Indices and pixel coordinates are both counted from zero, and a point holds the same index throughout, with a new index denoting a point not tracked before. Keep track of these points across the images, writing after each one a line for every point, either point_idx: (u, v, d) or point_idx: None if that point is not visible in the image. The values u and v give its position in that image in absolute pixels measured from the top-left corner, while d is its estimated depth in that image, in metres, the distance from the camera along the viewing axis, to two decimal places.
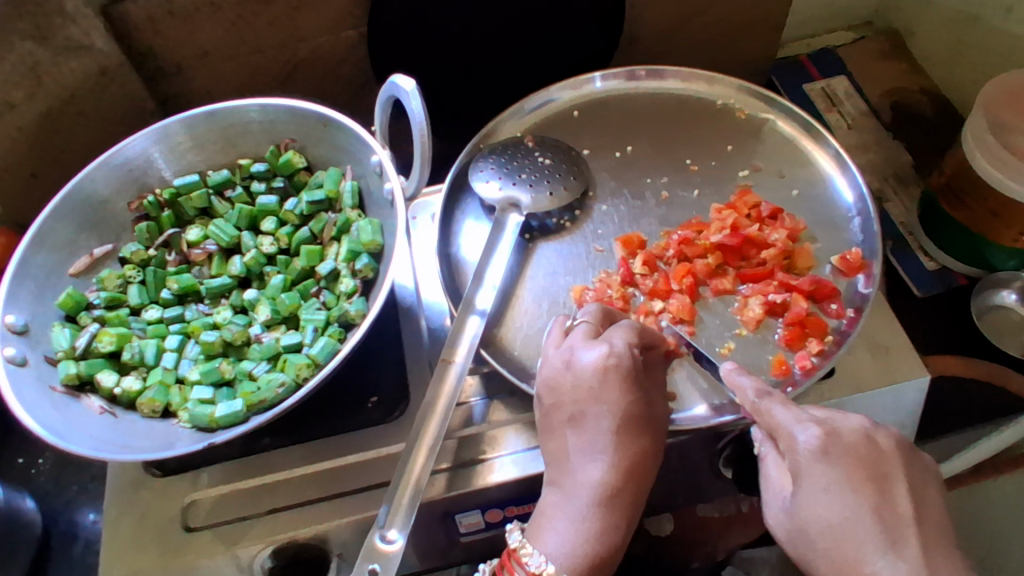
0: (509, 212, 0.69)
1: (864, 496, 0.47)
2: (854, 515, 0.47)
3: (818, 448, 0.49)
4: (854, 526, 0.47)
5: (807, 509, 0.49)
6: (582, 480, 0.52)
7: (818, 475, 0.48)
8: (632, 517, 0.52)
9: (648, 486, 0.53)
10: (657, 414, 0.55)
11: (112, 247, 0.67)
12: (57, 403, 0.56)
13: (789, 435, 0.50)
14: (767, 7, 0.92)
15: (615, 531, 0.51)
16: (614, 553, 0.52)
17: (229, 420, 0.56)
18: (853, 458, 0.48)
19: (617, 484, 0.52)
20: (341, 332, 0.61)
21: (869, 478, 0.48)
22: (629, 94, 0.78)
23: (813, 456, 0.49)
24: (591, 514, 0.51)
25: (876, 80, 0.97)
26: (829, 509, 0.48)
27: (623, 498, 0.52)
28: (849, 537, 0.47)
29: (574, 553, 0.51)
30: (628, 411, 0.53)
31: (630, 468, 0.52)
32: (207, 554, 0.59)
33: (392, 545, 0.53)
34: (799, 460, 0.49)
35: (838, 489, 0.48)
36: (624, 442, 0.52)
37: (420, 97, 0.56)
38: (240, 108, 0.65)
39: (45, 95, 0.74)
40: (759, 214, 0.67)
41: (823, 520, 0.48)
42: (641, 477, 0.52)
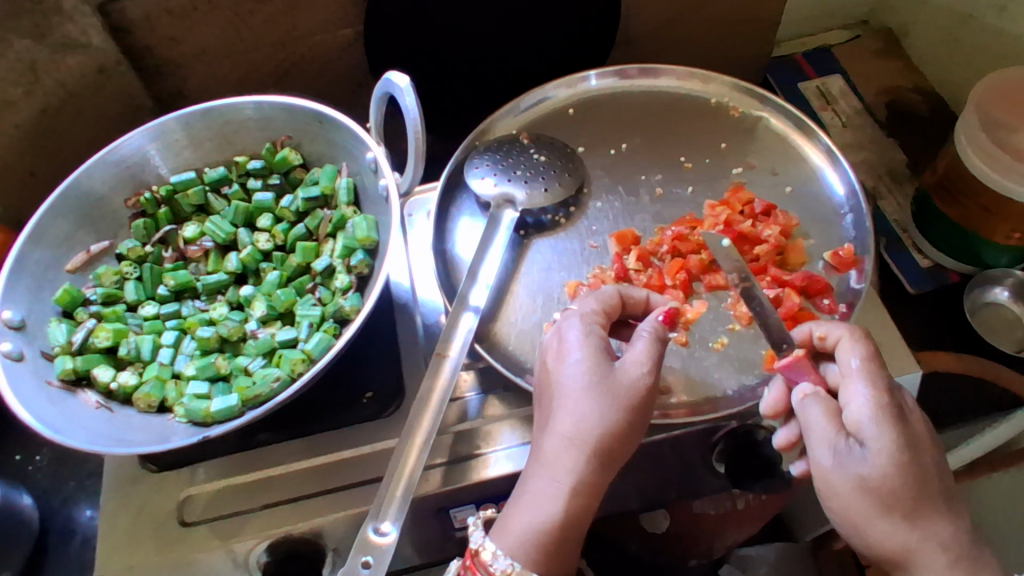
0: (504, 208, 0.69)
1: (932, 458, 0.47)
2: (926, 471, 0.46)
3: (896, 407, 0.47)
4: (924, 487, 0.46)
5: (884, 466, 0.46)
6: (549, 447, 0.53)
7: (896, 434, 0.46)
8: (589, 485, 0.52)
9: (604, 455, 0.52)
10: (626, 384, 0.53)
11: (109, 243, 0.67)
12: (54, 397, 0.56)
13: (859, 386, 0.48)
14: (762, 5, 0.93)
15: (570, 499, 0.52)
16: (568, 521, 0.51)
17: (224, 415, 0.56)
18: (924, 423, 0.48)
19: (568, 453, 0.52)
20: (337, 327, 0.61)
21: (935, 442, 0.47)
22: (624, 92, 0.78)
23: (888, 411, 0.47)
24: (549, 483, 0.52)
25: (869, 79, 0.98)
26: (905, 468, 0.46)
27: (571, 464, 0.52)
28: (920, 493, 0.46)
29: (525, 525, 0.51)
30: (582, 380, 0.53)
31: (578, 434, 0.52)
32: (203, 549, 0.59)
33: (385, 537, 0.53)
34: (873, 416, 0.47)
35: (911, 448, 0.46)
36: (576, 408, 0.53)
37: (415, 95, 0.56)
38: (235, 106, 0.66)
39: (43, 92, 0.74)
40: (752, 211, 0.67)
41: (894, 480, 0.46)
42: (598, 450, 0.52)
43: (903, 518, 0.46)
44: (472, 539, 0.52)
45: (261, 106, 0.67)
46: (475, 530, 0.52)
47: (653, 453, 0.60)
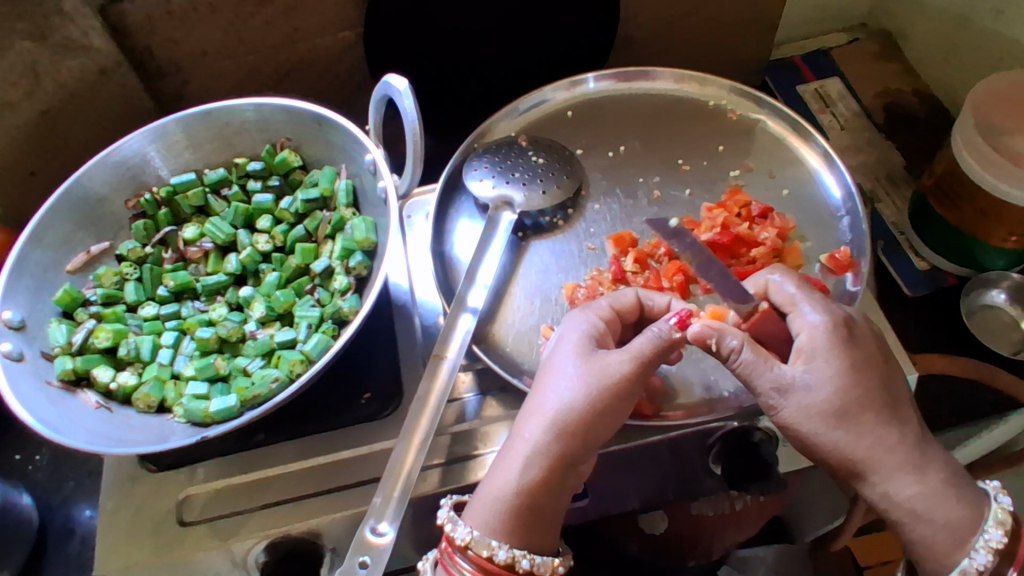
0: (502, 210, 0.70)
1: (871, 370, 0.53)
2: (873, 384, 0.52)
3: (837, 328, 0.54)
4: (866, 394, 0.52)
5: (834, 382, 0.52)
6: (518, 423, 0.57)
7: (834, 351, 0.53)
8: (546, 457, 0.54)
9: (562, 431, 0.54)
10: (603, 368, 0.55)
11: (109, 244, 0.67)
12: (54, 397, 0.56)
13: (805, 314, 0.55)
14: (760, 7, 0.93)
15: (524, 468, 0.54)
16: (521, 488, 0.54)
17: (223, 415, 0.56)
18: (864, 342, 0.54)
19: (528, 425, 0.56)
20: (335, 328, 0.61)
21: (877, 356, 0.54)
22: (622, 95, 0.78)
23: (831, 332, 0.54)
24: (508, 453, 0.56)
25: (867, 82, 0.98)
26: (845, 381, 0.52)
27: (531, 433, 0.55)
28: (869, 401, 0.52)
29: (482, 494, 0.55)
30: (556, 357, 0.57)
31: (542, 406, 0.56)
32: (202, 548, 0.59)
33: (383, 537, 0.53)
34: (817, 337, 0.54)
35: (847, 366, 0.52)
36: (546, 384, 0.57)
37: (413, 97, 0.56)
38: (235, 107, 0.66)
39: (44, 93, 0.74)
40: (749, 214, 0.68)
41: (839, 390, 0.52)
42: (558, 425, 0.54)
43: (847, 428, 0.52)
44: (440, 517, 0.55)
45: (261, 108, 0.67)
46: (445, 505, 0.56)
47: (648, 454, 0.63)
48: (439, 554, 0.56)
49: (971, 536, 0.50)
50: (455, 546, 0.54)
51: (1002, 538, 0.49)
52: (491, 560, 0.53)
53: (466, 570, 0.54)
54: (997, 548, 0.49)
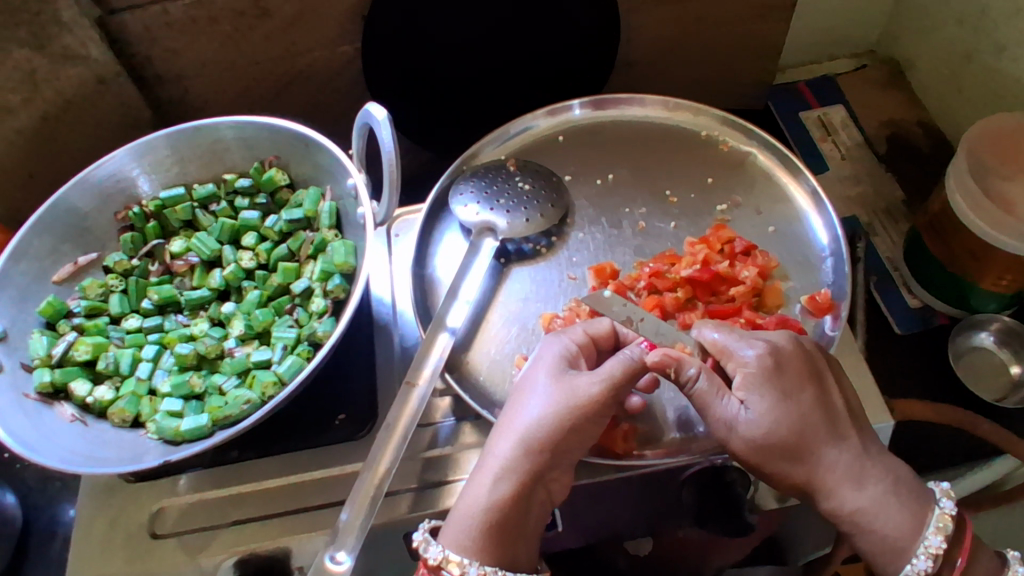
0: (485, 236, 0.70)
1: (808, 395, 0.54)
2: (809, 409, 0.53)
3: (766, 361, 0.54)
4: (804, 420, 0.53)
5: (771, 417, 0.53)
6: (490, 440, 0.57)
7: (764, 384, 0.54)
8: (518, 474, 0.54)
9: (532, 448, 0.54)
10: (573, 389, 0.55)
11: (97, 256, 0.68)
12: (29, 409, 0.58)
13: (738, 354, 0.56)
14: (765, 32, 0.92)
15: (497, 485, 0.54)
16: (492, 504, 0.53)
17: (194, 434, 0.57)
18: (799, 367, 0.55)
19: (499, 444, 0.56)
20: (310, 351, 0.62)
21: (811, 380, 0.54)
22: (612, 122, 0.78)
23: (765, 367, 0.54)
24: (478, 473, 0.55)
25: (871, 111, 0.96)
26: (780, 411, 0.53)
27: (501, 449, 0.55)
28: (807, 429, 0.53)
29: (455, 514, 0.54)
30: (527, 378, 0.58)
31: (513, 424, 0.56)
32: (169, 562, 0.60)
33: (340, 565, 0.54)
34: (749, 375, 0.54)
35: (781, 396, 0.54)
36: (518, 404, 0.56)
37: (390, 128, 0.57)
38: (214, 126, 0.67)
39: (43, 100, 0.75)
40: (732, 250, 0.67)
41: (776, 421, 0.53)
42: (530, 442, 0.54)
43: (791, 455, 0.54)
44: (414, 540, 0.54)
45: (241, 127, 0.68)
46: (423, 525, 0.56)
47: (622, 489, 0.62)
48: None
49: (913, 542, 0.53)
50: (427, 565, 0.53)
51: (942, 543, 0.52)
52: None
53: None
54: (936, 553, 0.52)
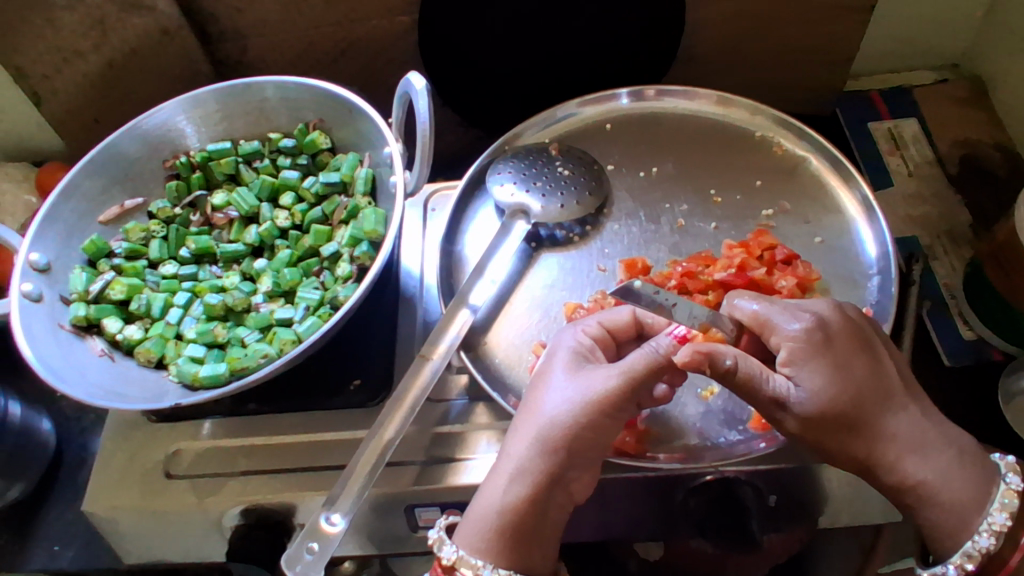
0: (517, 218, 0.69)
1: (860, 366, 0.51)
2: (863, 380, 0.51)
3: (814, 334, 0.51)
4: (860, 392, 0.50)
5: (825, 393, 0.50)
6: (505, 438, 0.55)
7: (814, 358, 0.51)
8: (535, 475, 0.52)
9: (548, 449, 0.52)
10: (590, 383, 0.53)
11: (143, 201, 0.71)
12: (62, 340, 0.61)
13: (781, 330, 0.52)
14: (840, 34, 0.87)
15: (513, 486, 0.52)
16: (505, 507, 0.52)
17: (211, 382, 0.59)
18: (848, 338, 0.52)
19: (513, 442, 0.54)
20: (331, 313, 0.63)
21: (861, 349, 0.52)
22: (661, 114, 0.76)
23: (811, 343, 0.51)
24: (494, 474, 0.54)
25: (946, 128, 0.91)
26: (835, 383, 0.50)
27: (515, 450, 0.53)
28: (863, 400, 0.51)
29: (468, 515, 0.53)
30: (544, 374, 0.56)
31: (528, 422, 0.54)
32: (179, 502, 0.61)
33: (334, 527, 0.55)
34: (797, 351, 0.51)
35: (835, 366, 0.51)
36: (536, 399, 0.55)
37: (427, 98, 0.58)
38: (256, 85, 0.69)
39: (110, 47, 0.77)
40: (772, 257, 0.64)
41: (830, 393, 0.50)
42: (544, 440, 0.52)
43: (848, 429, 0.51)
44: (430, 537, 0.54)
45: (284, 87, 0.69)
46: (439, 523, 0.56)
47: (628, 492, 0.59)
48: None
49: (976, 518, 0.51)
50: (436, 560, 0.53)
51: (1007, 521, 0.50)
52: None
53: None
54: (1000, 531, 0.50)
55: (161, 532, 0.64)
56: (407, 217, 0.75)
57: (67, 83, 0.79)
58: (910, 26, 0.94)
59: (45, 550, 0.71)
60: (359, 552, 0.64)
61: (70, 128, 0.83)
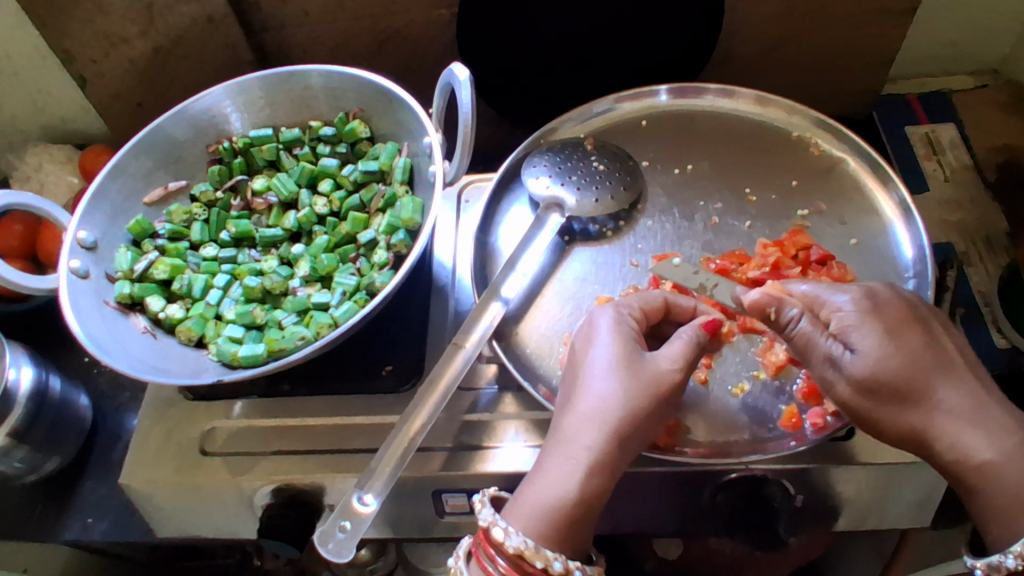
0: (551, 211, 0.70)
1: (915, 337, 0.51)
2: (918, 349, 0.50)
3: (865, 302, 0.52)
4: (916, 360, 0.50)
5: (881, 357, 0.50)
6: (566, 424, 0.53)
7: (869, 324, 0.51)
8: (600, 459, 0.51)
9: (614, 432, 0.51)
10: (656, 374, 0.52)
11: (186, 184, 0.72)
12: (108, 316, 0.63)
13: (830, 302, 0.53)
14: (881, 36, 0.87)
15: (578, 471, 0.51)
16: (578, 497, 0.50)
17: (249, 361, 0.60)
18: (898, 312, 0.52)
19: (574, 425, 0.52)
20: (367, 299, 0.64)
21: (915, 322, 0.52)
22: (699, 111, 0.76)
23: (864, 310, 0.52)
24: (551, 457, 0.52)
25: (985, 133, 0.90)
26: (890, 349, 0.50)
27: (586, 438, 0.51)
28: (921, 369, 0.50)
29: (526, 498, 0.51)
30: (598, 355, 0.54)
31: (594, 409, 0.52)
32: (213, 479, 0.63)
33: (367, 507, 0.57)
34: (848, 316, 0.52)
35: (889, 333, 0.51)
36: (595, 383, 0.53)
37: (470, 89, 0.60)
38: (302, 72, 0.70)
39: (156, 34, 0.79)
40: (806, 258, 0.65)
41: (887, 358, 0.50)
42: (618, 430, 0.51)
43: (904, 400, 0.50)
44: (481, 520, 0.51)
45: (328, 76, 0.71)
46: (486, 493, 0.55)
47: (653, 487, 0.59)
48: (473, 546, 0.53)
49: None
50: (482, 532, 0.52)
51: None
52: (544, 570, 0.49)
53: (501, 568, 0.50)
54: None
55: (194, 508, 0.65)
56: (442, 208, 0.76)
57: (114, 67, 0.80)
58: (951, 31, 0.93)
59: (79, 522, 0.70)
60: (376, 536, 0.65)
61: (115, 111, 0.85)
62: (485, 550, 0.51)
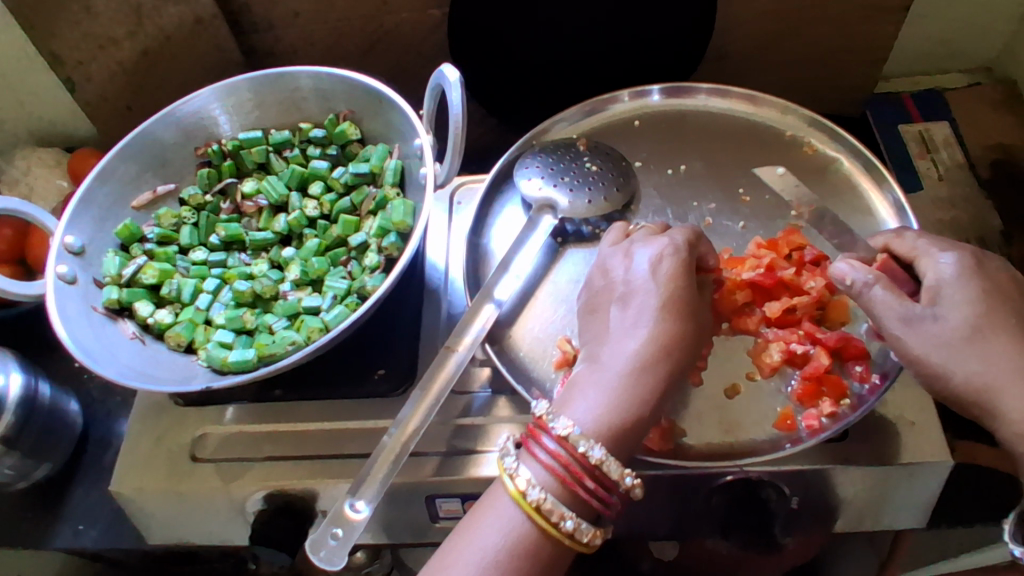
0: (544, 213, 0.69)
1: (1010, 300, 0.52)
2: (1009, 313, 0.52)
3: (968, 259, 0.54)
4: (1003, 320, 0.51)
5: (973, 309, 0.51)
6: (632, 344, 0.52)
7: (972, 282, 0.53)
8: (666, 386, 0.51)
9: (682, 369, 0.52)
10: (703, 318, 0.56)
11: (174, 187, 0.72)
12: (96, 322, 0.62)
13: (931, 258, 0.56)
14: (874, 35, 0.86)
15: (647, 400, 0.50)
16: (638, 418, 0.50)
17: (240, 366, 0.60)
18: (1001, 280, 0.54)
19: (649, 356, 0.51)
20: (358, 303, 0.63)
21: (1011, 290, 0.53)
22: (692, 111, 0.76)
23: (965, 266, 0.54)
24: (622, 381, 0.51)
25: (978, 132, 0.90)
26: (983, 303, 0.52)
27: (655, 360, 0.51)
28: (1004, 330, 0.51)
29: (598, 417, 0.50)
30: (673, 294, 0.54)
31: (665, 338, 0.52)
32: (204, 486, 0.62)
33: (358, 514, 0.56)
34: (949, 269, 0.54)
35: (992, 293, 0.52)
36: (666, 313, 0.53)
37: (461, 90, 0.59)
38: (292, 74, 0.69)
39: (144, 36, 0.78)
40: (801, 258, 0.64)
41: (982, 314, 0.51)
42: (680, 359, 0.52)
43: (985, 352, 0.50)
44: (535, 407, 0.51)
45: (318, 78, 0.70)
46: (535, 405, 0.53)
47: (646, 491, 0.59)
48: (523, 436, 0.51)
49: None
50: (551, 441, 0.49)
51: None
52: (612, 484, 0.49)
53: (549, 453, 0.49)
54: None
55: (185, 516, 0.65)
56: (433, 211, 0.75)
57: (102, 69, 0.80)
58: (944, 29, 0.93)
59: (71, 528, 0.69)
60: (370, 542, 0.65)
61: (104, 113, 0.84)
62: (535, 438, 0.50)
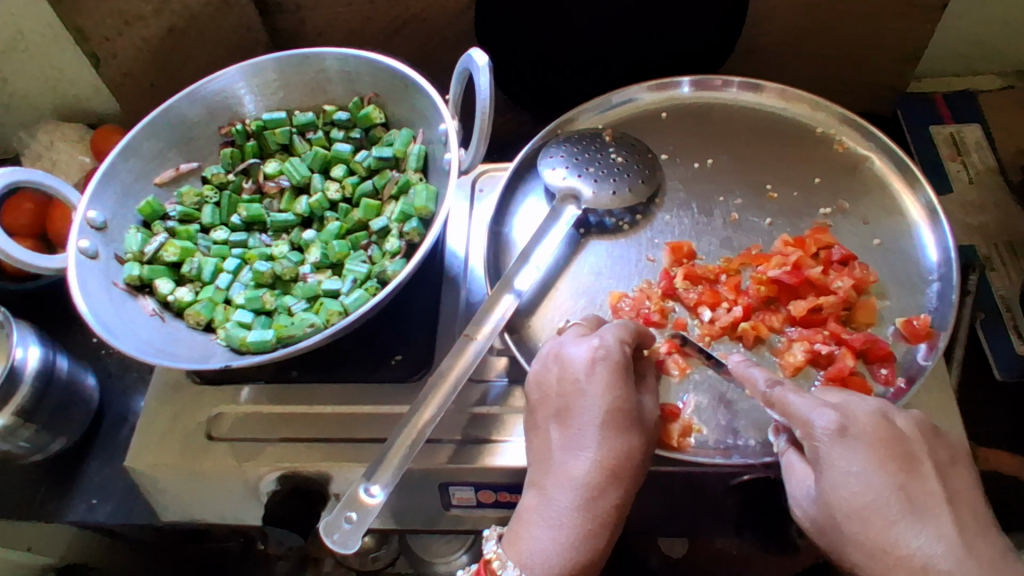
0: (568, 203, 0.68)
1: (891, 473, 0.46)
2: (886, 495, 0.46)
3: (839, 429, 0.48)
4: (880, 501, 0.46)
5: (846, 498, 0.47)
6: (572, 471, 0.51)
7: (841, 457, 0.47)
8: (618, 520, 0.51)
9: (633, 485, 0.52)
10: (648, 415, 0.54)
11: (197, 166, 0.71)
12: (117, 298, 0.62)
13: (805, 420, 0.49)
14: (910, 34, 0.84)
15: (601, 531, 0.51)
16: (589, 563, 0.50)
17: (258, 347, 0.59)
18: (876, 440, 0.47)
19: (598, 484, 0.51)
20: (377, 287, 0.63)
21: (893, 455, 0.47)
22: (721, 104, 0.75)
23: (833, 441, 0.48)
24: (569, 519, 0.50)
25: (1011, 136, 0.88)
26: (857, 489, 0.46)
27: (599, 508, 0.51)
28: (876, 515, 0.46)
29: (549, 561, 0.50)
30: (611, 407, 0.53)
31: (609, 467, 0.51)
32: (219, 465, 0.62)
33: (373, 499, 0.55)
34: (821, 447, 0.48)
35: (864, 468, 0.46)
36: (609, 433, 0.52)
37: (489, 76, 0.59)
38: (318, 55, 0.69)
39: (170, 13, 0.77)
40: (828, 257, 0.63)
41: (853, 501, 0.46)
42: (627, 477, 0.51)
43: (868, 537, 0.46)
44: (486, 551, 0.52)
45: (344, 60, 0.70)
46: (490, 539, 0.53)
47: (662, 487, 0.58)
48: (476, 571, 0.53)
49: None
50: None
51: None
52: None
53: None
54: None
55: (198, 493, 0.65)
56: (455, 198, 0.75)
57: (126, 45, 0.79)
58: (982, 29, 0.90)
59: (85, 502, 0.70)
60: (381, 527, 0.65)
61: (126, 90, 0.84)
62: None
